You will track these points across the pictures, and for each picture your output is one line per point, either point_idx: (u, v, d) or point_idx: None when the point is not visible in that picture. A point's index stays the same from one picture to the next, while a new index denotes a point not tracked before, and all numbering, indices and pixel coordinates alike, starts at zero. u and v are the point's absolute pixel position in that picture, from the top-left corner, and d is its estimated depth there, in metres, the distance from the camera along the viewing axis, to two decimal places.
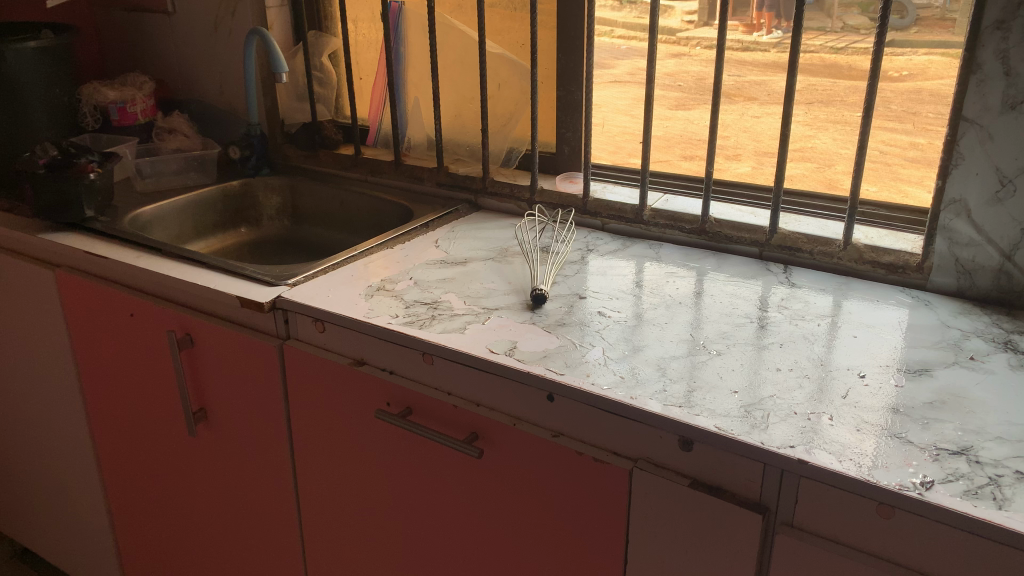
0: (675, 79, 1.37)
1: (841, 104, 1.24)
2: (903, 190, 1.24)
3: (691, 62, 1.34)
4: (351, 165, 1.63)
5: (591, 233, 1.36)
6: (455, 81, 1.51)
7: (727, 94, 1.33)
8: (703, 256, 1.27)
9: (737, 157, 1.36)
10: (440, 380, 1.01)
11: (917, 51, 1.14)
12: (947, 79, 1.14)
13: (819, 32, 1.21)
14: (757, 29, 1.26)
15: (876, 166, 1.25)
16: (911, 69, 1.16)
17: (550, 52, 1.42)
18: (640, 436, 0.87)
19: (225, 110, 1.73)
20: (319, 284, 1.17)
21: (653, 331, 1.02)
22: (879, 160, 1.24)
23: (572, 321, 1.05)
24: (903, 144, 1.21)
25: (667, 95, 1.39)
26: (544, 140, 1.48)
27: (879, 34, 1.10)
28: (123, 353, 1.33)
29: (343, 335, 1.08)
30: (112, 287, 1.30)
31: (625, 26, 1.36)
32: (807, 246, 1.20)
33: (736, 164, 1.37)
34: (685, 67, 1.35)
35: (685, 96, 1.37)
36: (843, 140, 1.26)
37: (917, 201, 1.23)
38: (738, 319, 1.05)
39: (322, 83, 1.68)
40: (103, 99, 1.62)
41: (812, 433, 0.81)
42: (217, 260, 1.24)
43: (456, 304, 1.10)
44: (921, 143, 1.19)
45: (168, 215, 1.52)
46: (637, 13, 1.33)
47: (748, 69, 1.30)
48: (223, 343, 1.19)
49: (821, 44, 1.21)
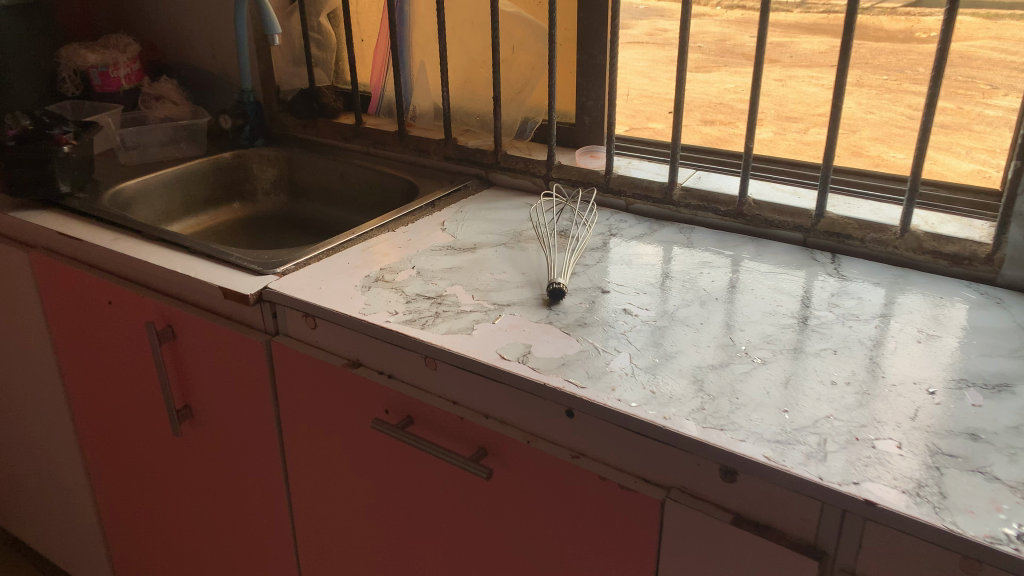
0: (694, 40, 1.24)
1: (865, 67, 1.11)
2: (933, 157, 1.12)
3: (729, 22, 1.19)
4: (352, 137, 1.50)
5: (615, 214, 1.23)
6: (465, 43, 1.37)
7: (747, 56, 1.20)
8: (741, 242, 1.13)
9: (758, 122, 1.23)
10: (444, 388, 0.89)
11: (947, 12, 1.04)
12: (976, 40, 1.05)
13: None
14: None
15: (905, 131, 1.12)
16: (940, 30, 1.04)
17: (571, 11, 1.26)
18: (674, 462, 0.75)
19: (217, 76, 1.60)
20: (312, 273, 1.05)
21: (687, 333, 0.90)
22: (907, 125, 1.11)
23: (595, 320, 0.92)
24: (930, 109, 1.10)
25: (700, 59, 1.24)
26: (563, 109, 1.34)
27: (951, 10, 0.94)
28: (102, 344, 1.22)
29: (337, 333, 0.96)
30: (88, 272, 1.18)
31: None
32: (858, 232, 1.07)
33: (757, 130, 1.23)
34: (703, 28, 1.21)
35: (704, 58, 1.23)
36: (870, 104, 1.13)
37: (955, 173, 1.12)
38: (783, 320, 0.93)
39: (320, 46, 1.54)
40: (83, 63, 1.47)
41: (879, 465, 0.69)
42: (200, 245, 1.12)
43: (465, 299, 0.97)
44: (949, 108, 1.09)
45: (153, 190, 1.40)
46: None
47: (769, 30, 1.17)
48: (207, 337, 1.07)
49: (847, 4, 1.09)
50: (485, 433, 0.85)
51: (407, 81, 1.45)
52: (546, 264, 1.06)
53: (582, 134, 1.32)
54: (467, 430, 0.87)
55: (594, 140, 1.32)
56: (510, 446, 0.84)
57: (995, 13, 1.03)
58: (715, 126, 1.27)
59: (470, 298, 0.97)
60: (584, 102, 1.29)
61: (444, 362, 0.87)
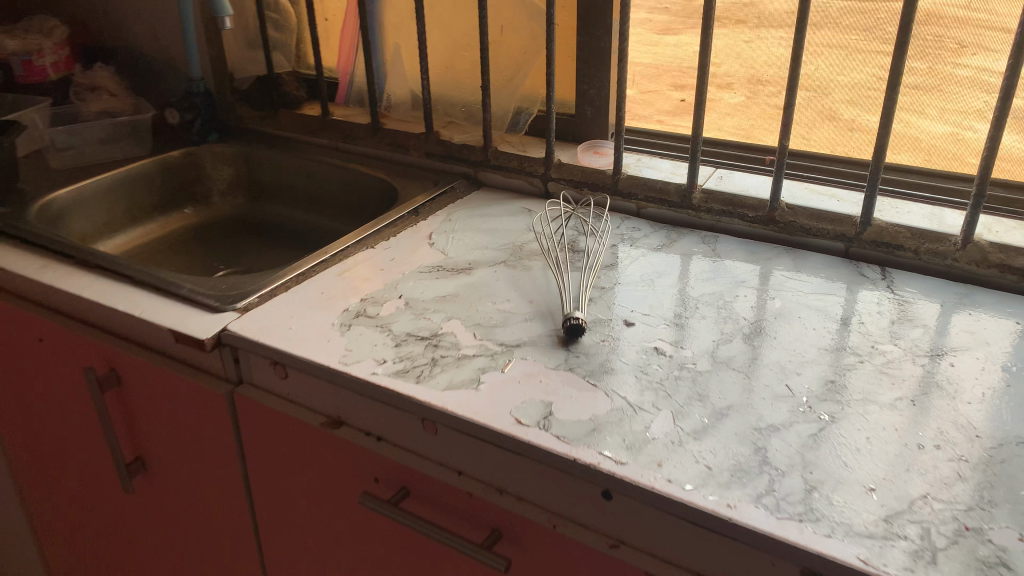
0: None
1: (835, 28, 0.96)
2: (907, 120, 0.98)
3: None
4: (318, 130, 1.33)
5: (625, 220, 1.07)
6: (445, 23, 1.19)
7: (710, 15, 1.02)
8: (774, 253, 0.99)
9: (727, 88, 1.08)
10: (443, 454, 0.74)
11: None
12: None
13: None
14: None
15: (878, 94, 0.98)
16: None
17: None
18: (739, 559, 0.61)
19: (161, 62, 1.41)
20: (279, 308, 0.88)
21: (733, 380, 0.75)
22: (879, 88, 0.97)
23: (623, 365, 0.77)
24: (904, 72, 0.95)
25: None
26: (560, 98, 1.18)
27: None
28: (35, 386, 1.05)
29: (314, 385, 0.81)
30: (13, 305, 1.01)
31: None
32: (911, 242, 0.93)
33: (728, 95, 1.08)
34: None
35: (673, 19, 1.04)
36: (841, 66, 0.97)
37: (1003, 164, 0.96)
38: (842, 356, 0.79)
39: (278, 27, 1.35)
40: (3, 51, 1.27)
41: (1002, 567, 0.55)
42: (145, 274, 0.95)
43: (466, 341, 0.82)
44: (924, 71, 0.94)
45: (91, 199, 1.21)
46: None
47: None
48: (159, 385, 0.91)
49: None
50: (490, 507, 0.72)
51: (379, 66, 1.27)
52: (556, 291, 0.90)
53: (583, 125, 1.17)
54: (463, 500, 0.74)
55: (598, 133, 1.16)
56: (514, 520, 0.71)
57: None
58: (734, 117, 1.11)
59: (472, 339, 0.82)
60: (586, 89, 1.13)
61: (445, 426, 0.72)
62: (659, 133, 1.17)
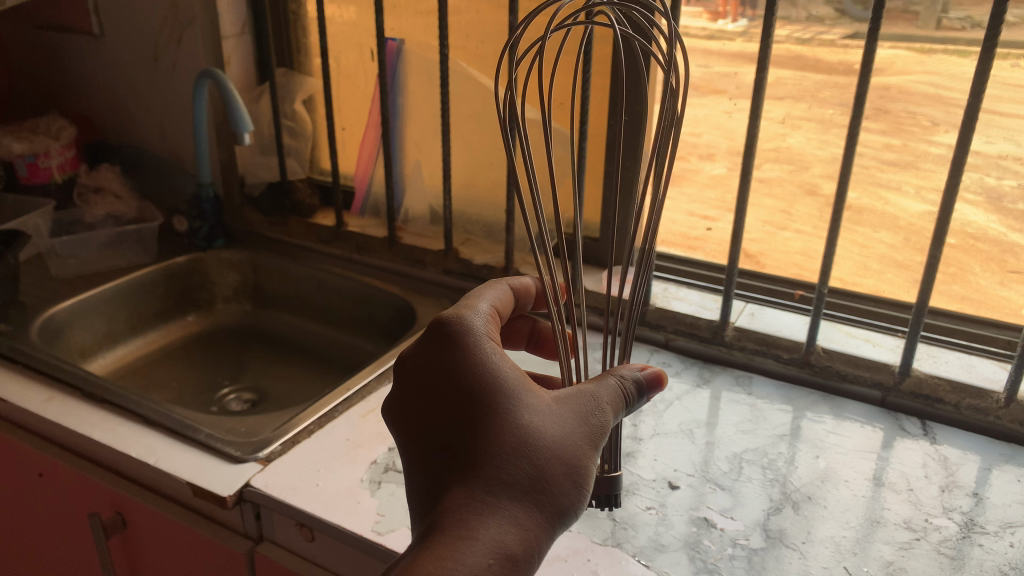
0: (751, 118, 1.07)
1: (812, 101, 1.03)
2: (884, 197, 1.03)
3: (955, 197, 0.97)
4: (331, 240, 1.29)
5: (652, 352, 1.06)
6: (469, 143, 1.18)
7: (693, 86, 1.10)
8: (810, 399, 0.96)
9: (711, 157, 1.14)
10: (585, 504, 0.63)
11: (881, 44, 0.95)
12: (915, 75, 0.95)
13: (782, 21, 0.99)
14: (724, 15, 1.04)
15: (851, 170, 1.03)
16: (874, 64, 0.96)
17: (704, 161, 1.15)
18: None
19: (170, 162, 1.35)
20: (306, 461, 0.84)
21: (790, 560, 0.73)
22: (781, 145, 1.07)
23: (676, 543, 0.74)
24: (876, 145, 1.00)
25: (876, 240, 1.05)
26: (587, 220, 1.15)
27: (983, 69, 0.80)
28: (38, 524, 0.99)
29: (338, 550, 0.78)
30: (14, 438, 0.95)
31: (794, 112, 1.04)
32: (951, 396, 0.91)
33: (710, 165, 1.14)
34: (717, 79, 1.08)
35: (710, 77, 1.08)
36: (820, 140, 1.04)
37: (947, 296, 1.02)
38: (896, 531, 0.76)
39: (294, 134, 1.31)
40: (5, 152, 1.22)
41: None
42: (158, 415, 0.90)
43: (509, 339, 0.87)
44: (896, 145, 0.99)
45: (93, 310, 1.17)
46: (866, 103, 0.98)
47: (715, 59, 1.07)
48: (163, 535, 0.86)
49: (786, 35, 1.00)
50: (592, 419, 0.64)
51: (397, 179, 1.24)
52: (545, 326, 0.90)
53: (607, 151, 1.08)
54: (579, 496, 0.62)
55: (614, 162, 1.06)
56: (519, 408, 0.61)
57: (929, 47, 0.93)
58: (851, 278, 1.08)
59: (528, 339, 0.88)
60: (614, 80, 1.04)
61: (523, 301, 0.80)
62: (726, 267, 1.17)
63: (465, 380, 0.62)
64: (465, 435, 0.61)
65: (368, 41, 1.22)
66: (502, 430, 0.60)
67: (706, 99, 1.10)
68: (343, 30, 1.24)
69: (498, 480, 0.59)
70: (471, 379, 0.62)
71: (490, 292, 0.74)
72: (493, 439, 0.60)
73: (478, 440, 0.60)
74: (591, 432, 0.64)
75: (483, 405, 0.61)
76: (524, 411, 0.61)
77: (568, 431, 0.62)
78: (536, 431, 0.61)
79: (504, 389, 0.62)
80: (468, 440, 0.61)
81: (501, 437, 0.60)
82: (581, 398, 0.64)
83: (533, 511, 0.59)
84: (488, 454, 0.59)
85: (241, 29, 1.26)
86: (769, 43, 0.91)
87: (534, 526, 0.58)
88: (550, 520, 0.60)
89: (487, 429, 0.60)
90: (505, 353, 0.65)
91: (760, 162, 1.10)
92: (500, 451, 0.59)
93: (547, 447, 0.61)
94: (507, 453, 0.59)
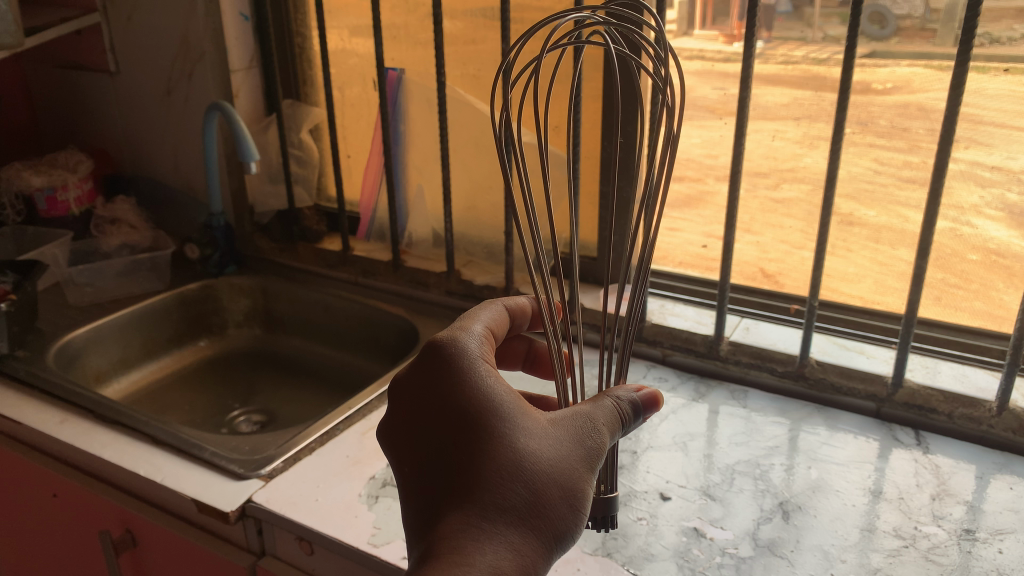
0: (761, 138, 1.09)
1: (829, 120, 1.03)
2: (903, 215, 1.03)
3: (976, 215, 0.96)
4: (338, 264, 1.33)
5: (650, 368, 1.08)
6: (469, 167, 1.21)
7: (709, 107, 1.12)
8: (805, 411, 0.98)
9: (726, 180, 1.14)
10: (582, 529, 0.60)
11: (900, 63, 0.96)
12: (937, 92, 0.95)
13: (799, 43, 1.01)
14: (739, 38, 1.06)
15: (872, 188, 1.04)
16: (895, 81, 0.97)
17: (721, 183, 1.15)
18: None
19: (183, 192, 1.40)
20: (307, 477, 0.87)
21: (777, 568, 0.74)
22: (786, 161, 1.09)
23: (665, 551, 0.76)
24: (896, 163, 1.01)
25: (896, 257, 1.05)
26: (586, 240, 1.18)
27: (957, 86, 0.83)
28: (52, 543, 1.02)
29: (337, 563, 0.80)
30: (29, 459, 0.98)
31: (798, 131, 1.06)
32: (945, 406, 0.92)
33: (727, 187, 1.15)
34: (728, 100, 1.09)
35: (726, 99, 1.09)
36: None
37: (935, 312, 1.04)
38: (885, 539, 0.77)
39: (302, 163, 1.36)
40: (26, 186, 1.28)
41: None
42: (166, 434, 0.93)
43: (505, 360, 0.89)
44: (916, 162, 0.99)
45: (108, 336, 1.21)
46: (884, 121, 0.99)
47: (731, 81, 1.09)
48: (170, 551, 0.89)
49: (803, 55, 1.02)
50: (588, 440, 0.62)
51: (401, 203, 1.28)
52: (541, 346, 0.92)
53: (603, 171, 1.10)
54: (576, 520, 0.60)
55: (608, 182, 1.08)
56: (512, 431, 0.59)
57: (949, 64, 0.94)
58: (871, 296, 1.09)
59: (524, 359, 0.89)
60: (607, 103, 1.07)
61: (518, 318, 0.81)
62: (744, 287, 1.18)
63: (456, 400, 0.60)
64: (459, 461, 0.59)
65: (370, 71, 1.26)
66: (495, 454, 0.58)
67: (723, 121, 1.11)
68: (351, 61, 1.28)
69: (492, 506, 0.56)
70: (463, 403, 0.60)
71: (483, 315, 0.74)
72: (487, 465, 0.57)
73: (473, 466, 0.58)
74: (588, 453, 0.61)
75: (476, 430, 0.59)
76: (520, 434, 0.59)
77: (565, 455, 0.60)
78: (531, 456, 0.59)
79: (499, 413, 0.59)
80: (463, 465, 0.58)
81: (495, 463, 0.58)
82: (577, 419, 0.62)
83: (529, 536, 0.57)
84: (482, 481, 0.57)
85: (250, 63, 1.31)
86: (752, 63, 0.94)
87: (530, 553, 0.56)
88: (546, 546, 0.58)
89: (482, 455, 0.58)
90: (498, 373, 0.62)
91: (776, 182, 1.11)
92: (493, 475, 0.57)
93: (541, 471, 0.58)
94: (500, 479, 0.57)
